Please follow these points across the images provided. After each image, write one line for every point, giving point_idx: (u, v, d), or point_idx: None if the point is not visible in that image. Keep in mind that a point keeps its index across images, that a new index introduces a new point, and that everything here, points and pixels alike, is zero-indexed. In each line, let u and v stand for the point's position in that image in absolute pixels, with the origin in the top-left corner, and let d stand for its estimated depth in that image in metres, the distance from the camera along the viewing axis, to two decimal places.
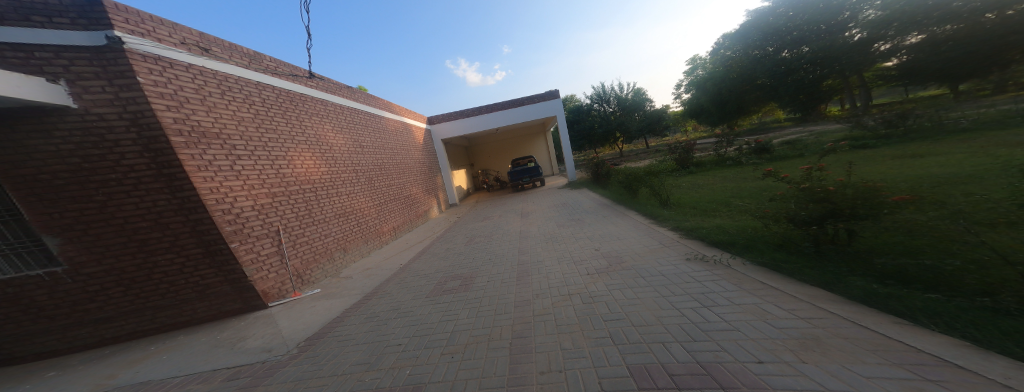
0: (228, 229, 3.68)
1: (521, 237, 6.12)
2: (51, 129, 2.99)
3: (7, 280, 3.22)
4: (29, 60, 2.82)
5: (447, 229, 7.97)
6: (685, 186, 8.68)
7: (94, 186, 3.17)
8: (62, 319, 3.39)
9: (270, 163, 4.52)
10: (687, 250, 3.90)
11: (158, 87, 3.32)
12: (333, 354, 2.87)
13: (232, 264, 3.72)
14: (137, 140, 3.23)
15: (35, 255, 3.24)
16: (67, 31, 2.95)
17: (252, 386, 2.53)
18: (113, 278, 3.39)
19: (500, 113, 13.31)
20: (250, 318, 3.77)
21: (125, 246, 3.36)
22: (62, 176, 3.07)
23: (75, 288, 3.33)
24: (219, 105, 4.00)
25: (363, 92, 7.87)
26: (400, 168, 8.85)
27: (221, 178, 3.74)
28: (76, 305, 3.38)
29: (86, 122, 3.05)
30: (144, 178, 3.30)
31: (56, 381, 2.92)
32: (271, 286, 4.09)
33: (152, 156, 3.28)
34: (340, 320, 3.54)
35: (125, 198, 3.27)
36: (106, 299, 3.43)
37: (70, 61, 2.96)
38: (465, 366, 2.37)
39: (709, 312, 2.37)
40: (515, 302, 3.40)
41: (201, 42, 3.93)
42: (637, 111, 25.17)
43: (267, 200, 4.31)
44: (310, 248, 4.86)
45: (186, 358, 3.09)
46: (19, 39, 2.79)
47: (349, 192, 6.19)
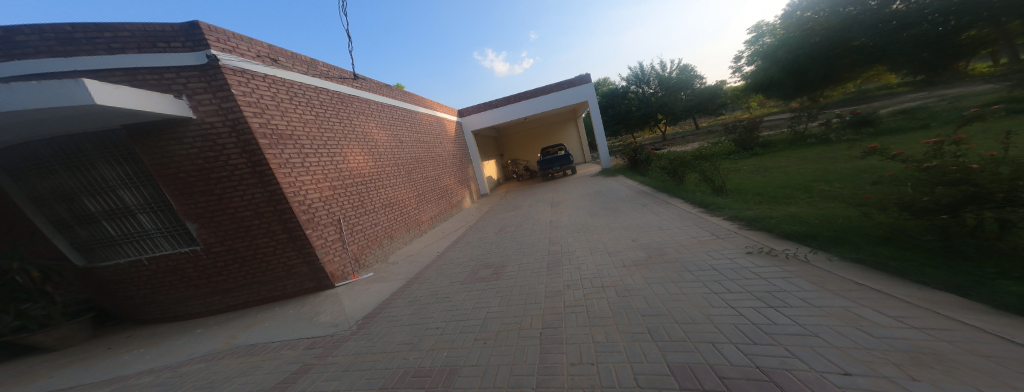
0: (303, 218, 4.30)
1: (552, 227, 5.96)
2: (181, 138, 3.81)
3: (168, 255, 4.21)
4: (160, 80, 3.66)
5: (483, 218, 8.20)
6: (746, 171, 7.53)
7: (212, 183, 3.96)
8: (195, 290, 4.33)
9: (330, 160, 5.13)
10: (747, 242, 3.37)
11: (246, 97, 4.02)
12: (384, 333, 3.14)
13: (308, 248, 4.34)
14: (238, 143, 3.94)
15: (183, 236, 4.18)
16: (182, 53, 3.71)
17: (324, 356, 2.91)
18: (227, 257, 4.22)
19: (530, 103, 13.05)
20: (322, 296, 4.36)
21: (235, 231, 4.14)
22: (190, 176, 3.91)
23: (204, 264, 4.23)
24: (290, 110, 4.67)
25: (402, 90, 8.35)
26: (435, 161, 9.29)
27: (295, 174, 4.38)
28: (207, 277, 4.28)
29: (200, 131, 3.83)
30: (243, 176, 4.00)
31: (195, 339, 3.75)
32: (336, 269, 4.68)
33: (248, 157, 3.98)
34: (390, 302, 3.88)
35: (233, 193, 4.02)
36: (227, 274, 4.28)
37: (186, 79, 3.75)
38: (496, 352, 2.42)
39: (778, 312, 2.02)
40: (546, 292, 3.33)
41: (271, 54, 4.61)
42: (682, 90, 22.91)
43: (330, 193, 4.91)
44: (363, 236, 5.40)
45: (279, 327, 3.70)
46: (154, 63, 3.63)
47: (393, 185, 6.71)
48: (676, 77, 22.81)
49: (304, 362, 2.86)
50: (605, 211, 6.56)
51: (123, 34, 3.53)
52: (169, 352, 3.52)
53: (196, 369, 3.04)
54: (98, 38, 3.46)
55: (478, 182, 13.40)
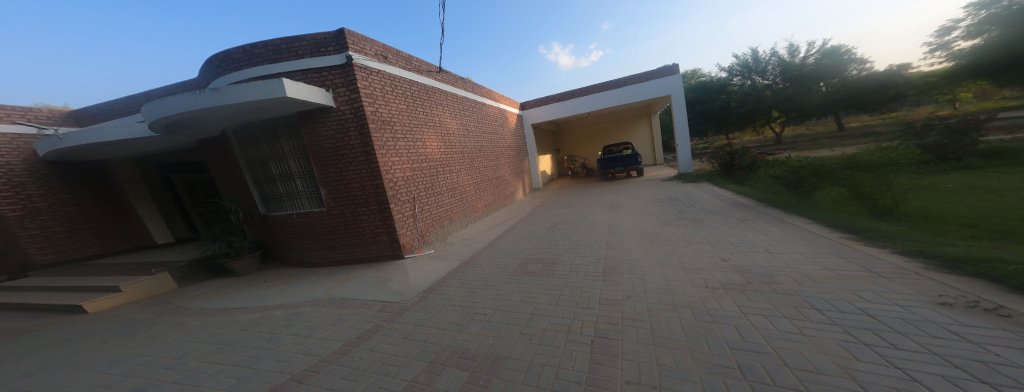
0: (391, 194, 4.93)
1: (609, 231, 5.50)
2: (322, 121, 4.78)
3: (304, 213, 5.24)
4: (320, 78, 4.67)
5: (537, 212, 8.10)
6: (945, 191, 5.46)
7: (335, 158, 4.87)
8: (311, 243, 5.37)
9: (414, 145, 5.72)
10: (916, 288, 2.48)
11: (366, 89, 4.77)
12: (438, 309, 3.35)
13: (390, 220, 4.94)
14: (356, 127, 4.73)
15: (315, 198, 5.17)
16: (332, 55, 4.63)
17: (390, 320, 3.25)
18: (336, 219, 5.10)
19: (599, 96, 12.28)
20: (394, 265, 4.90)
21: (344, 199, 4.98)
22: (322, 152, 4.89)
23: (320, 223, 5.20)
24: (393, 100, 5.35)
25: (472, 82, 8.73)
26: (496, 152, 9.56)
27: (389, 155, 5.03)
28: (320, 235, 5.25)
29: (333, 115, 4.74)
30: (356, 155, 4.81)
31: (307, 285, 4.63)
32: (407, 241, 5.20)
33: (362, 139, 4.75)
34: (445, 280, 4.13)
35: (347, 168, 4.86)
36: (334, 234, 5.18)
37: (333, 76, 4.67)
38: (542, 351, 2.33)
39: (977, 383, 1.40)
40: (601, 298, 3.07)
41: (383, 52, 5.32)
42: (821, 81, 17.79)
43: (411, 174, 5.49)
44: (430, 215, 5.87)
45: (361, 287, 4.28)
46: (320, 64, 4.65)
47: (458, 171, 7.12)
48: (815, 63, 17.94)
49: (375, 323, 3.23)
50: (677, 221, 5.75)
51: (303, 43, 4.62)
52: (288, 293, 4.41)
53: (304, 311, 3.74)
54: (291, 48, 4.62)
55: (533, 176, 13.24)
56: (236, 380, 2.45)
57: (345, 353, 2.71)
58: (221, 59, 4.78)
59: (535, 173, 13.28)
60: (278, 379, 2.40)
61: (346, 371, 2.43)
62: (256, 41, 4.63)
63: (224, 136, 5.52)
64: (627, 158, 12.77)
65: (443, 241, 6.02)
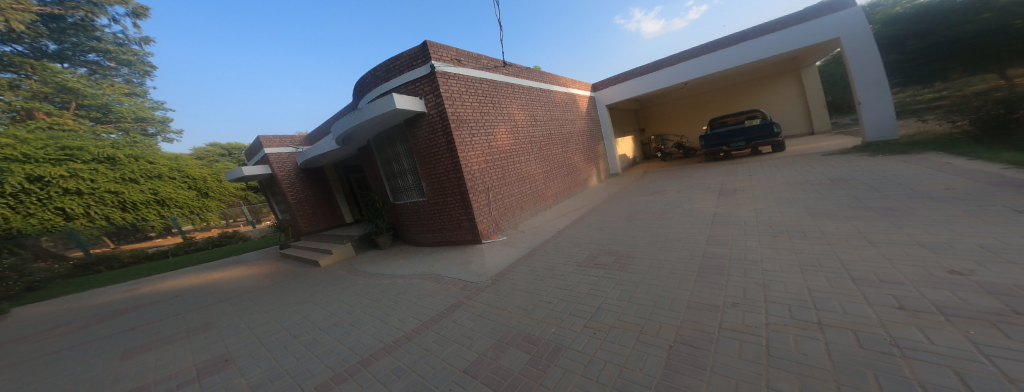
0: (469, 184, 5.48)
1: (711, 223, 4.56)
2: (418, 125, 5.68)
3: (411, 201, 6.42)
4: (415, 89, 5.51)
5: (619, 198, 7.41)
6: None
7: (427, 156, 5.74)
8: (418, 227, 6.54)
9: (487, 138, 6.11)
10: None
11: (446, 93, 5.36)
12: (507, 293, 3.57)
13: (470, 207, 5.49)
14: (440, 127, 5.42)
15: (419, 190, 6.20)
16: (420, 67, 5.38)
17: (469, 297, 3.66)
18: (433, 207, 6.00)
19: (712, 57, 9.89)
20: (474, 249, 5.45)
21: (435, 190, 5.83)
22: (419, 151, 5.84)
23: (421, 210, 6.27)
24: (468, 99, 5.84)
25: (539, 69, 8.57)
26: (568, 138, 9.25)
27: (467, 150, 5.55)
28: (422, 220, 6.35)
29: (425, 119, 5.55)
30: (441, 151, 5.53)
31: (417, 260, 5.66)
32: (484, 227, 5.68)
33: (445, 138, 5.41)
34: (513, 266, 4.34)
35: (436, 163, 5.66)
36: (430, 219, 6.16)
37: (424, 85, 5.43)
38: (607, 346, 2.18)
39: None
40: (688, 301, 2.60)
41: (458, 56, 5.82)
42: None
43: (486, 166, 5.93)
44: (503, 204, 6.19)
45: (451, 265, 4.93)
46: (414, 76, 5.46)
47: (528, 161, 7.18)
48: None
49: (457, 299, 3.68)
50: (825, 215, 4.19)
51: (403, 61, 5.54)
52: (402, 266, 5.53)
53: (413, 282, 4.58)
54: (396, 67, 5.63)
55: (607, 158, 12.07)
56: (373, 330, 3.28)
57: (435, 321, 3.21)
58: (360, 87, 6.34)
59: (610, 156, 12.09)
60: (396, 335, 3.08)
61: (435, 337, 2.90)
62: (376, 67, 5.85)
63: (366, 145, 7.30)
64: (754, 130, 10.05)
65: (517, 228, 6.33)
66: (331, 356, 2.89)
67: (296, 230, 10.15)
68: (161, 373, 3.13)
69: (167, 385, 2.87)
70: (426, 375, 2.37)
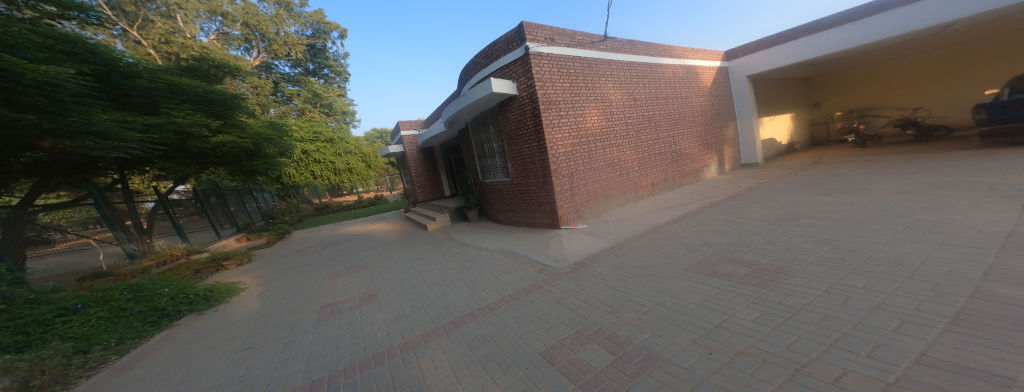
0: (552, 167, 5.32)
1: (996, 249, 2.60)
2: (508, 108, 5.75)
3: (497, 181, 6.71)
4: (509, 72, 5.54)
5: (755, 195, 6.11)
6: None
7: (514, 139, 5.82)
8: (501, 206, 6.80)
9: (575, 120, 5.78)
10: None
11: (538, 74, 5.21)
12: (589, 284, 3.39)
13: (552, 191, 5.39)
14: (529, 109, 5.36)
15: (505, 170, 6.37)
16: (514, 50, 5.36)
17: (548, 281, 3.58)
18: (515, 188, 6.13)
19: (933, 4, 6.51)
20: (551, 233, 5.36)
21: (520, 172, 5.90)
22: (507, 133, 5.96)
23: (505, 191, 6.49)
24: (558, 80, 5.55)
25: (643, 41, 7.51)
26: (678, 120, 8.09)
27: (553, 132, 5.38)
28: (504, 199, 6.58)
29: (516, 102, 5.54)
30: (528, 134, 5.51)
31: (498, 236, 5.94)
32: (565, 213, 5.52)
33: (534, 120, 5.33)
34: (597, 257, 4.11)
35: (523, 146, 5.70)
36: (512, 199, 6.34)
37: (517, 68, 5.40)
38: (730, 373, 1.74)
39: None
40: (865, 337, 1.80)
41: (551, 35, 5.51)
42: None
43: (572, 149, 5.66)
44: (587, 191, 5.89)
45: (529, 246, 4.99)
46: (509, 60, 5.47)
47: (620, 145, 6.59)
48: None
49: (535, 280, 3.63)
50: None
51: (500, 45, 5.61)
52: (485, 239, 5.89)
53: (494, 256, 4.82)
54: (493, 51, 5.78)
55: (738, 145, 10.05)
56: (462, 295, 3.54)
57: (515, 298, 3.26)
58: (464, 75, 6.80)
59: (743, 142, 10.02)
60: (482, 303, 3.25)
61: (514, 314, 2.94)
62: (477, 54, 6.13)
63: (464, 128, 7.87)
64: None
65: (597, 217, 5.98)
66: (433, 311, 3.24)
67: (413, 199, 11.93)
68: (320, 298, 4.18)
69: (344, 305, 3.79)
70: (505, 349, 2.45)
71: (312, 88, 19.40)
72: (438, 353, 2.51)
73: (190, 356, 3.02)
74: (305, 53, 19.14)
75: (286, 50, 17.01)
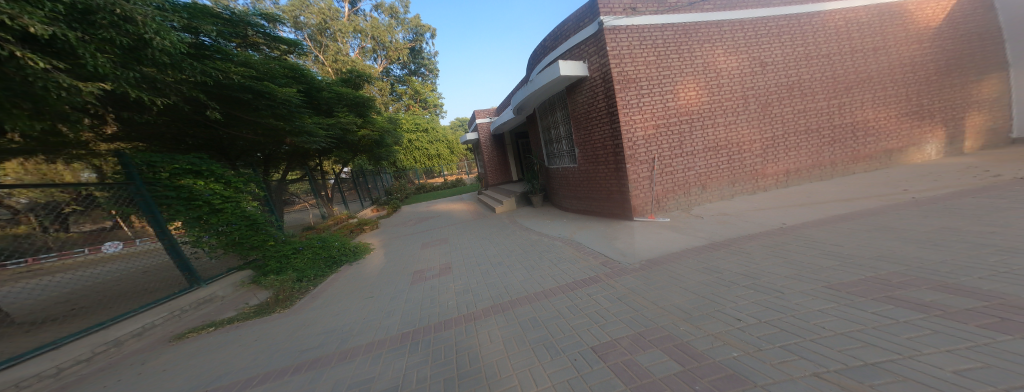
0: (627, 152, 4.86)
1: None
2: (578, 90, 5.45)
3: (563, 168, 6.56)
4: (579, 52, 5.24)
5: (1005, 191, 3.96)
6: None
7: (584, 122, 5.52)
8: (566, 193, 6.65)
9: (661, 98, 5.06)
10: None
11: (614, 51, 4.73)
12: (662, 285, 3.00)
13: (625, 179, 4.94)
14: (601, 89, 4.97)
15: (571, 156, 6.16)
16: (586, 28, 5.00)
17: (610, 276, 3.32)
18: (582, 174, 5.89)
19: None
20: (623, 225, 4.89)
21: (589, 157, 5.61)
22: (576, 117, 5.69)
23: (571, 177, 6.28)
24: (640, 55, 4.91)
25: None
26: (845, 83, 5.93)
27: (631, 113, 4.87)
28: (570, 186, 6.40)
29: (588, 84, 5.19)
30: (600, 117, 5.14)
31: (561, 224, 5.80)
32: (639, 204, 4.99)
33: (607, 101, 4.92)
34: (679, 257, 3.57)
35: (593, 130, 5.37)
36: (578, 186, 6.13)
37: (587, 47, 5.07)
38: None
39: None
40: None
41: (631, 5, 4.87)
42: None
43: (654, 131, 5.01)
44: (674, 179, 5.15)
45: (594, 236, 4.72)
46: (578, 40, 5.17)
47: (727, 124, 5.46)
48: None
49: (596, 274, 3.42)
50: None
51: (569, 25, 5.34)
52: (548, 226, 5.83)
53: (555, 244, 4.74)
54: (561, 32, 5.55)
55: (1006, 109, 6.68)
56: (521, 278, 3.66)
57: (572, 289, 3.15)
58: (533, 59, 6.73)
59: (1015, 102, 6.59)
60: (538, 289, 3.30)
61: (568, 305, 2.88)
62: (546, 37, 5.97)
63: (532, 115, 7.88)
64: None
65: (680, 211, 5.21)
66: (493, 290, 3.47)
67: (486, 183, 12.82)
68: (409, 264, 5.02)
69: (428, 272, 4.45)
70: (555, 336, 2.45)
71: (415, 86, 22.02)
72: (494, 328, 2.71)
73: (328, 296, 4.10)
74: (410, 56, 21.87)
75: (399, 55, 19.47)
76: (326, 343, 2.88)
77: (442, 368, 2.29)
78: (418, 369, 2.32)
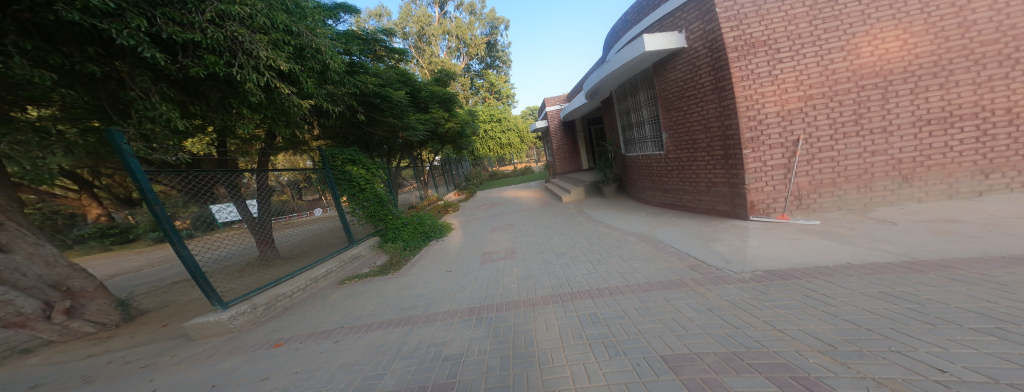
0: (747, 135, 3.92)
1: None
2: (672, 63, 4.64)
3: (647, 155, 5.80)
4: (673, 21, 4.47)
5: None
6: None
7: (681, 102, 4.66)
8: (648, 184, 5.99)
9: (818, 62, 3.75)
10: None
11: (729, 12, 3.81)
12: (789, 305, 2.02)
13: (739, 167, 4.04)
14: (707, 61, 4.12)
15: (658, 143, 5.44)
16: None
17: (700, 283, 2.62)
18: (672, 163, 5.12)
19: None
20: (727, 227, 3.89)
21: (685, 142, 4.79)
22: (666, 96, 4.89)
23: (659, 166, 5.48)
24: (774, 10, 3.76)
25: None
26: None
27: (758, 86, 3.87)
28: (656, 176, 5.66)
29: (687, 57, 4.37)
30: (705, 94, 4.27)
31: (637, 219, 5.14)
32: (759, 200, 4.02)
33: (714, 74, 4.07)
34: (826, 265, 2.53)
35: (693, 110, 4.52)
36: (668, 175, 5.31)
37: (685, 13, 4.27)
38: None
39: None
40: None
41: None
42: None
43: (798, 105, 3.84)
44: (834, 167, 3.85)
45: (680, 235, 3.95)
46: (671, 6, 4.41)
47: (977, 82, 3.47)
48: None
49: (681, 278, 2.80)
50: None
51: None
52: (621, 219, 5.25)
53: (629, 239, 4.16)
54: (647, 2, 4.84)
55: None
56: (584, 271, 3.40)
57: (643, 291, 2.69)
58: (612, 37, 6.11)
59: None
60: (601, 286, 2.98)
61: (636, 307, 2.46)
62: (628, 10, 5.32)
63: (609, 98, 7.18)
64: None
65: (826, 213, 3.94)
66: (553, 280, 3.36)
67: (554, 172, 12.45)
68: (482, 245, 5.42)
69: (495, 254, 4.75)
70: (616, 336, 2.15)
71: (490, 79, 23.25)
72: (552, 318, 2.62)
73: (418, 266, 4.88)
74: (488, 49, 23.47)
75: (477, 51, 21.72)
76: (417, 306, 3.48)
77: (500, 345, 2.37)
78: (479, 342, 2.48)
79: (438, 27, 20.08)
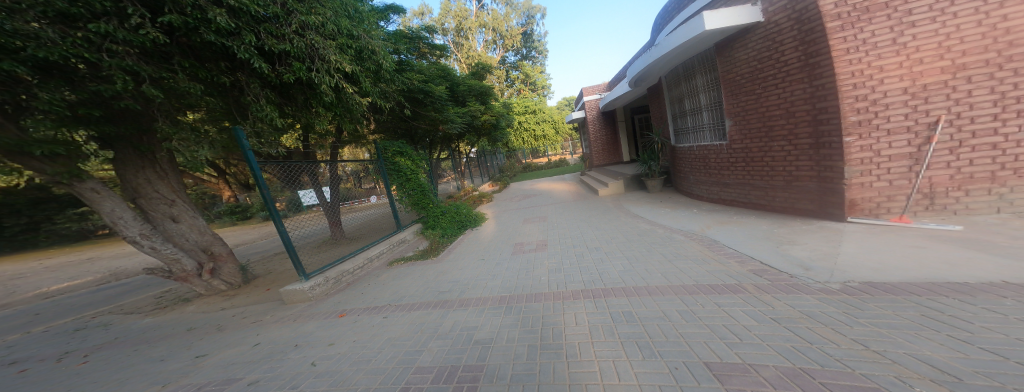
0: (852, 119, 3.14)
1: None
2: (744, 41, 3.98)
3: (705, 145, 5.14)
4: None
5: None
6: None
7: (757, 83, 3.96)
8: (704, 178, 5.34)
9: (979, 19, 2.76)
10: None
11: None
12: (891, 323, 1.52)
13: (834, 159, 3.29)
14: (796, 33, 3.40)
15: (721, 132, 4.79)
16: None
17: (764, 291, 2.13)
18: (739, 154, 4.48)
19: None
20: (814, 228, 3.17)
21: (759, 129, 4.08)
22: (735, 78, 4.23)
23: (722, 158, 4.81)
24: None
25: None
26: None
27: (873, 57, 3.06)
28: (715, 169, 4.99)
29: (766, 31, 3.69)
30: (791, 72, 3.54)
31: (689, 216, 4.56)
32: (864, 198, 3.24)
33: (805, 49, 3.34)
34: (954, 275, 1.91)
35: (772, 93, 3.81)
36: (733, 167, 4.63)
37: None
38: None
39: None
40: None
41: None
42: None
43: (939, 78, 2.92)
44: (996, 157, 2.87)
45: (742, 235, 3.34)
46: None
47: None
48: None
49: (738, 283, 2.34)
50: None
51: None
52: (667, 216, 4.71)
53: (674, 237, 3.68)
54: None
55: None
56: (620, 267, 3.11)
57: (689, 294, 2.31)
58: (665, 18, 5.52)
59: None
60: (637, 284, 2.67)
61: (678, 311, 2.11)
62: None
63: (658, 85, 6.53)
64: None
65: (972, 219, 2.94)
66: (586, 274, 3.14)
67: (590, 164, 11.95)
68: (513, 236, 5.39)
69: (527, 245, 4.68)
70: (653, 338, 1.87)
71: (524, 70, 23.50)
72: (582, 313, 2.42)
73: (455, 253, 5.12)
74: (523, 39, 23.51)
75: (513, 42, 22.17)
76: (452, 290, 3.62)
77: (528, 334, 2.28)
78: (508, 330, 2.42)
79: (475, 21, 20.81)
